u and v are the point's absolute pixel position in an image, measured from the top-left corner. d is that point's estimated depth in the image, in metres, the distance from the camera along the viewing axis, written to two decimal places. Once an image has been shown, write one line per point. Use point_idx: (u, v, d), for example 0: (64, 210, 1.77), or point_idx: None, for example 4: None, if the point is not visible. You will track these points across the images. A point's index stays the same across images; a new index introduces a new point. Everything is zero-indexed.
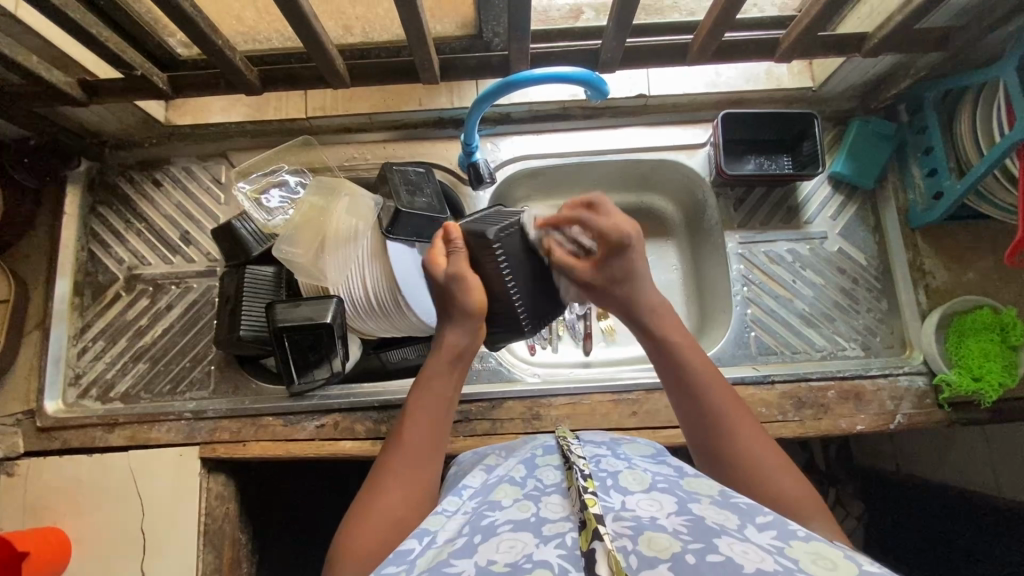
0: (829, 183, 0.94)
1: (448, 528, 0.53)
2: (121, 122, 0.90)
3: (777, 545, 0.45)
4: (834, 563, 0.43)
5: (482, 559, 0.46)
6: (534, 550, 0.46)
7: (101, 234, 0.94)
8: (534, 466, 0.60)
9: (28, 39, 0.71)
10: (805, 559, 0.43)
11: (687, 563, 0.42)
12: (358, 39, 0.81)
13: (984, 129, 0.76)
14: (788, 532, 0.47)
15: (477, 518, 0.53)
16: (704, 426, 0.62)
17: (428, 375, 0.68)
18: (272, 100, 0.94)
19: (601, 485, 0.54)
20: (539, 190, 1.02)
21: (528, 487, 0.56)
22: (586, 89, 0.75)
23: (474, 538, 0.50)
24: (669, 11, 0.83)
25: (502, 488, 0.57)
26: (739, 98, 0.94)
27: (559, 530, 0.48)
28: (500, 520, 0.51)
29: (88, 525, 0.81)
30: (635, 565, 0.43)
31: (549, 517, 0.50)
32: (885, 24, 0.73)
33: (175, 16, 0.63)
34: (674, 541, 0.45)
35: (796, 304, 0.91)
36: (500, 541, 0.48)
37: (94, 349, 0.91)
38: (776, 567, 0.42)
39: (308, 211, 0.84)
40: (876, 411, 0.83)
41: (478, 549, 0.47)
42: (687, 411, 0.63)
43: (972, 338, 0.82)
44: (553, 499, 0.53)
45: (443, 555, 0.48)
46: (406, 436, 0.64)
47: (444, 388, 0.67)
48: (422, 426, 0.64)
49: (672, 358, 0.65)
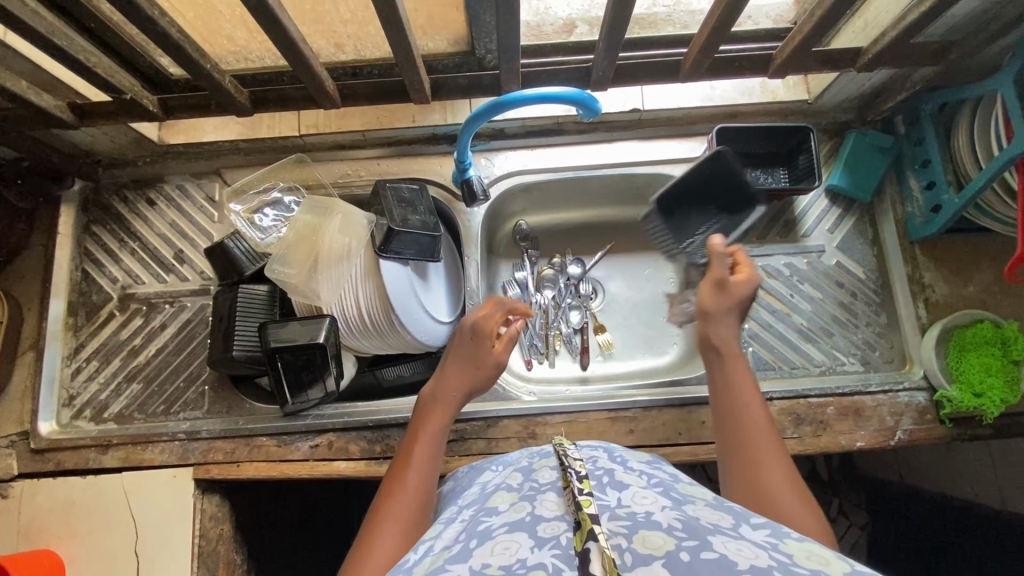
0: (827, 196, 0.93)
1: (445, 535, 0.53)
2: (114, 142, 0.90)
3: (771, 542, 0.44)
4: (827, 560, 0.42)
5: (476, 563, 0.45)
6: (528, 554, 0.45)
7: (95, 254, 0.94)
8: (530, 470, 0.59)
9: (17, 63, 0.70)
10: (800, 554, 0.43)
11: (681, 560, 0.41)
12: (350, 56, 0.80)
13: (982, 142, 0.75)
14: (782, 531, 0.46)
15: (473, 524, 0.52)
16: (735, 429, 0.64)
17: (422, 419, 0.73)
18: (265, 118, 0.93)
19: (597, 484, 0.54)
20: (534, 204, 1.02)
21: (523, 490, 0.55)
22: (577, 108, 0.74)
23: (470, 543, 0.48)
24: (663, 25, 0.82)
25: (499, 496, 0.56)
26: (734, 111, 0.93)
27: (554, 531, 0.47)
28: (496, 524, 0.50)
29: (81, 548, 0.81)
30: (630, 563, 0.42)
31: (545, 516, 0.49)
32: (879, 40, 0.73)
33: (160, 40, 0.62)
34: (669, 538, 0.43)
35: (794, 318, 0.90)
36: (495, 543, 0.47)
37: (88, 369, 0.90)
38: (771, 564, 0.40)
39: (302, 229, 0.83)
40: (876, 428, 0.82)
41: (473, 554, 0.46)
42: (721, 412, 0.66)
43: (973, 352, 0.80)
44: (548, 497, 0.52)
45: (439, 561, 0.47)
46: (404, 471, 0.67)
47: (438, 427, 0.72)
48: (420, 464, 0.68)
49: (728, 397, 0.67)
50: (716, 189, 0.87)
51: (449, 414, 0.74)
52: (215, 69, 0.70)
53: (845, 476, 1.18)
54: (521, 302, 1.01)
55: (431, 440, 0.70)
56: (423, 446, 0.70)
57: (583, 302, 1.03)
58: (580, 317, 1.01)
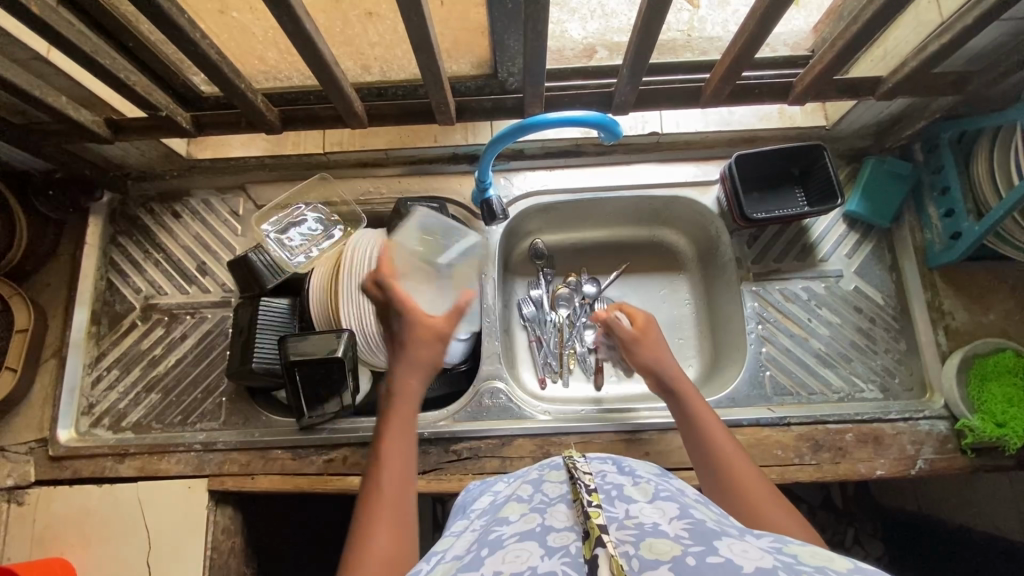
0: (844, 221, 0.94)
1: (456, 545, 0.52)
2: (144, 156, 0.92)
3: (774, 546, 0.44)
4: (830, 559, 0.41)
5: (488, 571, 0.44)
6: (539, 561, 0.44)
7: (120, 264, 0.96)
8: (539, 482, 0.58)
9: (58, 80, 0.73)
10: (803, 554, 0.42)
11: (687, 564, 0.41)
12: (376, 77, 0.83)
13: (1001, 172, 0.76)
14: (786, 539, 0.46)
15: (484, 535, 0.51)
16: (697, 443, 0.67)
17: (389, 411, 0.66)
18: (291, 136, 0.96)
19: (606, 496, 0.52)
20: (551, 223, 1.03)
21: (534, 501, 0.54)
22: (599, 131, 0.76)
23: (482, 551, 0.47)
24: (682, 50, 0.83)
25: (509, 506, 0.55)
26: (752, 136, 0.95)
27: (564, 541, 0.46)
28: (507, 533, 0.49)
29: (95, 557, 0.81)
30: (637, 567, 0.41)
31: (555, 526, 0.48)
32: (900, 69, 0.74)
33: (199, 61, 0.64)
34: (675, 545, 0.43)
35: (812, 343, 0.90)
36: (507, 551, 0.46)
37: (108, 378, 0.91)
38: (776, 565, 0.40)
39: (330, 257, 0.88)
40: (896, 456, 0.81)
41: (485, 562, 0.45)
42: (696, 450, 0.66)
43: (994, 382, 0.80)
44: (559, 508, 0.51)
45: (452, 570, 0.46)
46: (382, 470, 0.61)
47: (403, 415, 0.66)
48: (397, 462, 0.61)
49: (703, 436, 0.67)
50: (780, 167, 0.91)
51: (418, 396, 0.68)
52: (249, 89, 0.72)
53: (859, 505, 1.13)
54: (535, 320, 1.01)
55: (402, 425, 0.65)
56: (395, 439, 0.63)
57: None
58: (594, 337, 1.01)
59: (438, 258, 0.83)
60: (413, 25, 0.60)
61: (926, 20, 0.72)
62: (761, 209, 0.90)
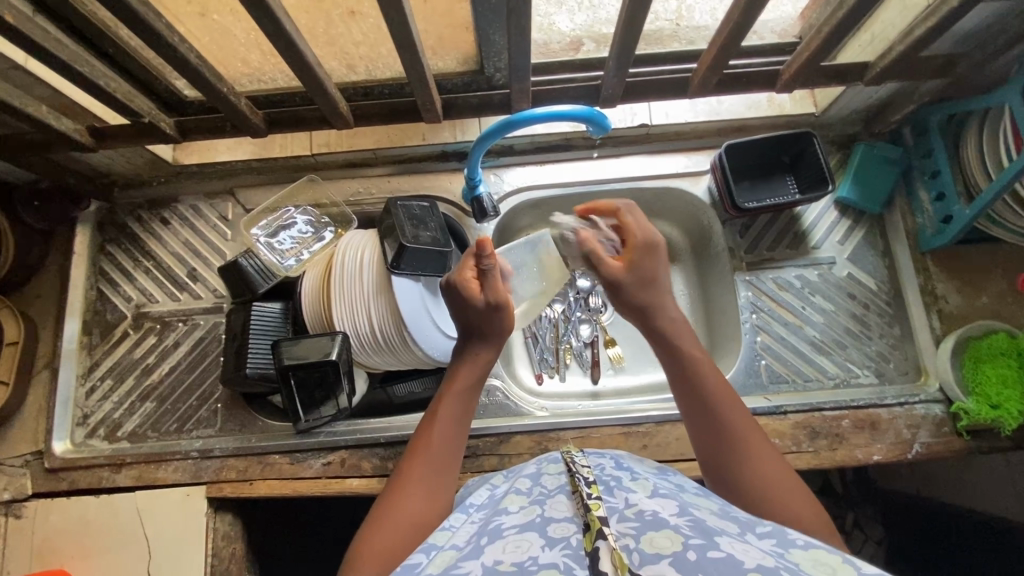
0: (836, 208, 0.93)
1: (455, 535, 0.52)
2: (129, 163, 0.91)
3: (776, 551, 0.44)
4: (834, 567, 0.41)
5: (489, 560, 0.45)
6: (539, 552, 0.44)
7: (110, 273, 0.95)
8: (538, 475, 0.58)
9: (38, 88, 0.72)
10: (806, 563, 0.42)
11: (688, 560, 0.41)
12: (361, 77, 0.82)
13: (991, 156, 0.76)
14: (788, 540, 0.45)
15: (486, 525, 0.51)
16: (695, 405, 0.64)
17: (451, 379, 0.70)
18: (278, 139, 0.95)
19: (605, 486, 0.52)
20: (543, 218, 1.02)
21: (533, 494, 0.54)
22: (586, 125, 0.75)
23: (481, 541, 0.48)
24: (670, 41, 0.82)
25: (509, 498, 0.55)
26: (741, 125, 0.94)
27: (564, 532, 0.46)
28: (507, 523, 0.50)
29: (96, 566, 0.81)
30: (638, 562, 0.42)
31: (555, 517, 0.48)
32: (887, 54, 0.73)
33: (180, 66, 0.64)
34: (676, 538, 0.43)
35: (806, 331, 0.90)
36: (506, 541, 0.46)
37: (102, 388, 0.91)
38: (778, 565, 0.40)
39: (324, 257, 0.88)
40: (893, 441, 0.82)
41: (485, 551, 0.46)
42: (693, 405, 0.65)
43: (988, 364, 0.80)
44: (559, 499, 0.51)
45: (452, 559, 0.46)
46: (432, 433, 0.65)
47: (461, 387, 0.69)
48: (446, 429, 0.66)
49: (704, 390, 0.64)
50: (770, 155, 0.91)
51: (480, 373, 0.71)
52: (231, 93, 0.71)
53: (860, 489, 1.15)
54: None
55: (462, 397, 0.68)
56: (451, 406, 0.67)
57: (592, 316, 1.02)
58: (590, 331, 1.01)
59: (430, 257, 0.83)
60: (395, 24, 0.59)
61: (912, 4, 0.71)
62: (752, 199, 0.90)
